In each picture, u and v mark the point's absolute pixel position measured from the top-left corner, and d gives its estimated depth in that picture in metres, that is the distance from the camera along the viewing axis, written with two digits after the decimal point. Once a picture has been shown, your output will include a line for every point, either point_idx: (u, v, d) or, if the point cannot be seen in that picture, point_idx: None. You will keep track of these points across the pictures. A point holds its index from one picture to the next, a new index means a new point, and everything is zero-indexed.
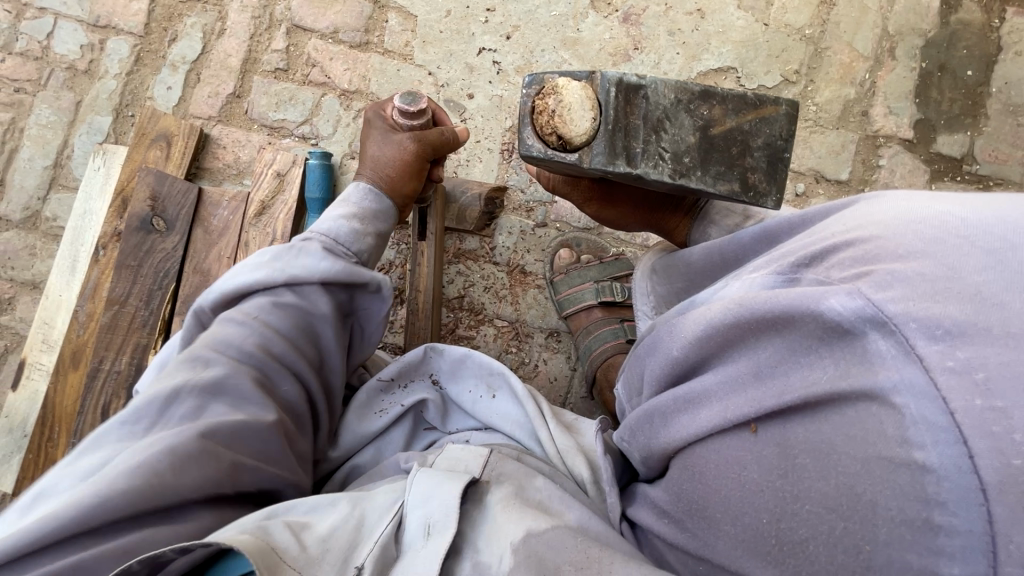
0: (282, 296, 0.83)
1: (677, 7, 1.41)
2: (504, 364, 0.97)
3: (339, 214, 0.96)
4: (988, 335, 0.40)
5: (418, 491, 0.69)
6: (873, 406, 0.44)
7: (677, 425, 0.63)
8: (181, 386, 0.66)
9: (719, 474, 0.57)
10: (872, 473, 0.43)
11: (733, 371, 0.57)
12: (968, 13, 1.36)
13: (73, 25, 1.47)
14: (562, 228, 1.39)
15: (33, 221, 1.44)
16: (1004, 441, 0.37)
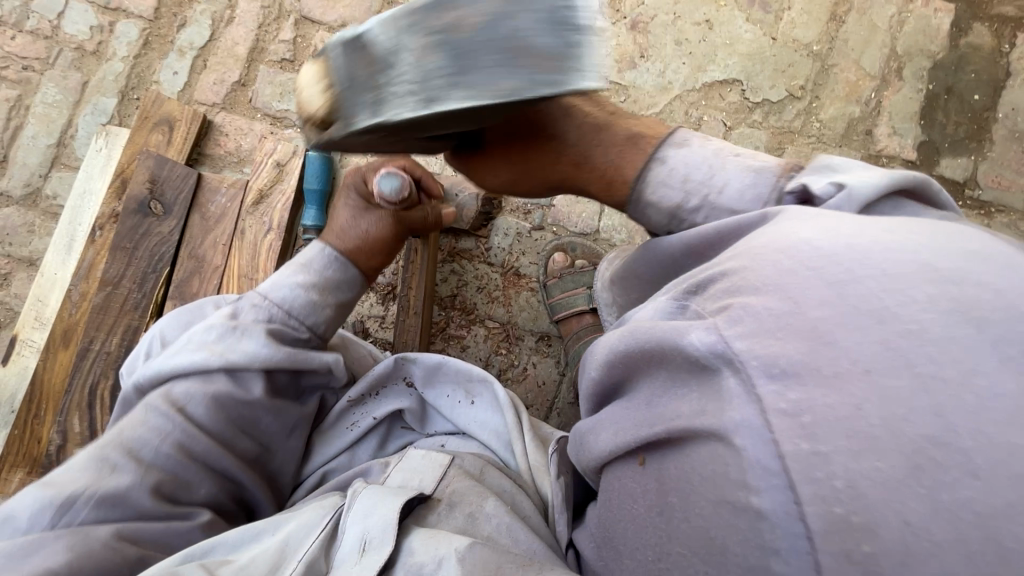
0: (215, 383, 0.81)
1: (686, 17, 1.40)
2: (484, 372, 0.97)
3: (299, 278, 0.92)
4: (816, 375, 0.38)
5: (356, 510, 0.70)
6: (719, 446, 0.42)
7: (590, 448, 0.60)
8: (80, 494, 0.66)
9: (619, 505, 0.55)
10: (721, 516, 0.41)
11: (629, 400, 0.54)
12: (978, 37, 1.36)
13: (85, 7, 1.48)
14: (558, 232, 1.38)
15: (33, 198, 1.45)
16: (825, 488, 0.36)
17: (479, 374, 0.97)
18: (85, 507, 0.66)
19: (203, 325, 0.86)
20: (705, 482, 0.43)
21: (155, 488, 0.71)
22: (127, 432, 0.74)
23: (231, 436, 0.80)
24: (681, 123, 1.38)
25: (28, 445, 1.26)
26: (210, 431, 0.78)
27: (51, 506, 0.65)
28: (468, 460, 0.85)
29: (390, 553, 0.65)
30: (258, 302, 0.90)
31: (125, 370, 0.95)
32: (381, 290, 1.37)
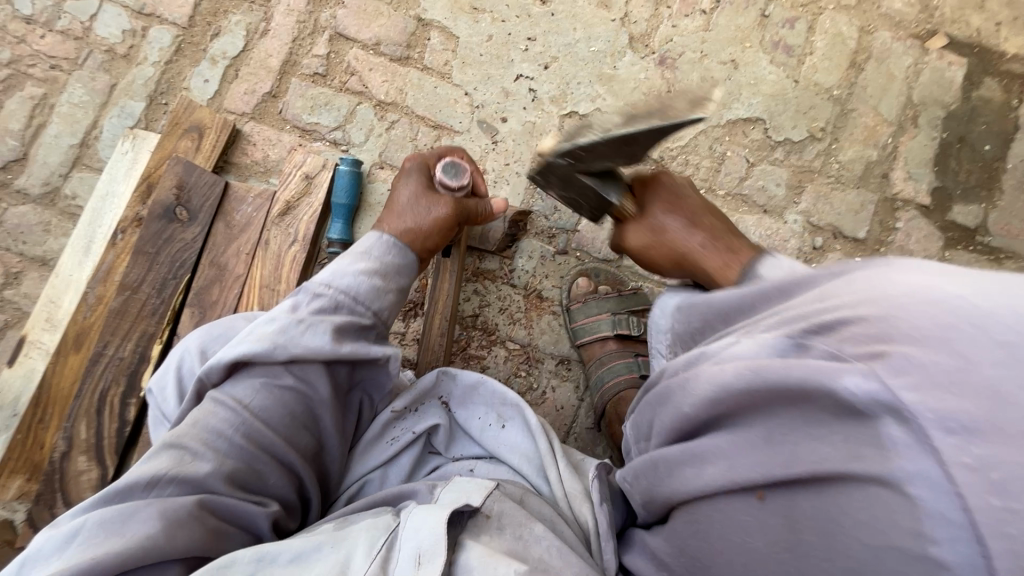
0: (282, 378, 0.83)
1: (713, 56, 1.45)
2: (519, 396, 0.99)
3: (361, 268, 0.95)
4: (1006, 434, 0.38)
5: (410, 526, 0.69)
6: (883, 492, 0.44)
7: (680, 478, 0.62)
8: (163, 475, 0.68)
9: (724, 536, 0.56)
10: (880, 560, 0.43)
11: (743, 434, 0.56)
12: (988, 91, 1.42)
13: (118, 11, 1.48)
14: (581, 257, 1.39)
15: (51, 197, 1.43)
16: (1020, 544, 0.36)
17: (513, 399, 0.98)
18: (168, 486, 0.67)
19: (265, 318, 0.87)
20: (860, 527, 0.45)
21: (229, 476, 0.72)
22: (201, 420, 0.76)
23: (295, 426, 0.82)
24: (705, 156, 1.41)
25: (31, 450, 1.24)
26: (273, 424, 0.79)
27: (139, 486, 0.66)
28: (508, 484, 0.83)
29: (445, 567, 0.64)
30: (320, 293, 0.91)
31: (153, 386, 0.91)
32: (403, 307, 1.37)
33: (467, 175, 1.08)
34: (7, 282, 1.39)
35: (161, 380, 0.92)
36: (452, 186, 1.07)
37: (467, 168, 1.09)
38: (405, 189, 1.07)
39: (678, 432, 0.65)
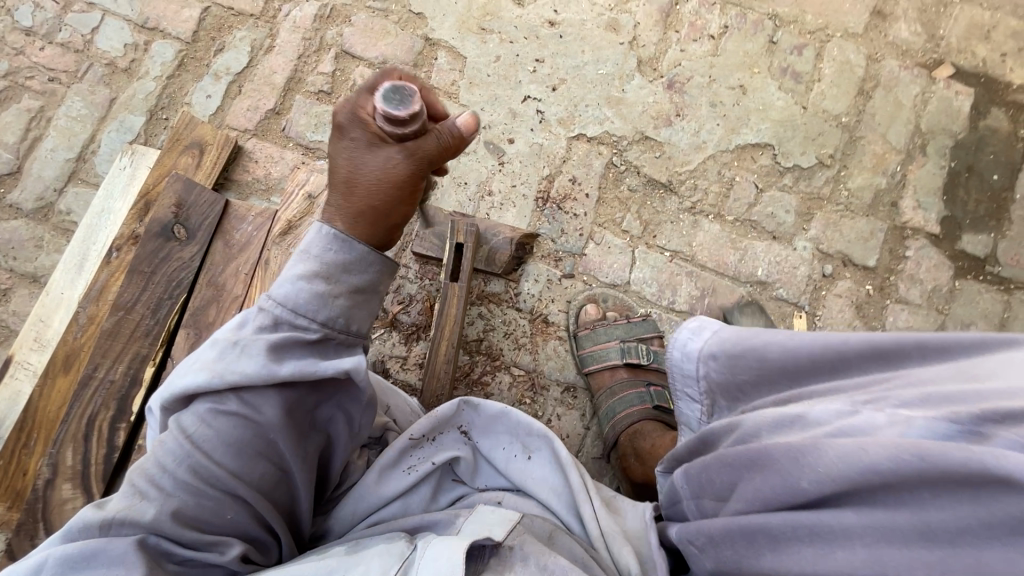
0: (225, 404, 0.69)
1: (721, 81, 1.44)
2: (545, 427, 0.97)
3: (300, 271, 0.74)
4: None
5: (426, 554, 0.69)
6: None
7: (791, 555, 0.55)
8: (115, 518, 0.63)
9: None
10: None
11: (895, 522, 0.50)
12: (995, 121, 1.43)
13: (121, 24, 1.46)
14: (588, 282, 1.36)
15: (45, 212, 1.39)
16: None
17: (540, 430, 0.96)
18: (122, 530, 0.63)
19: (209, 339, 0.73)
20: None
21: (178, 513, 0.65)
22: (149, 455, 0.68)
23: (251, 458, 0.70)
24: (714, 182, 1.40)
25: (14, 477, 1.19)
26: (221, 455, 0.68)
27: (94, 526, 0.63)
28: (536, 520, 0.82)
29: None
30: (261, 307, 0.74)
31: None
32: (406, 330, 1.34)
33: (418, 100, 0.76)
34: None
35: None
36: (399, 122, 0.75)
37: (413, 92, 0.77)
38: (344, 152, 0.80)
39: (782, 504, 0.57)
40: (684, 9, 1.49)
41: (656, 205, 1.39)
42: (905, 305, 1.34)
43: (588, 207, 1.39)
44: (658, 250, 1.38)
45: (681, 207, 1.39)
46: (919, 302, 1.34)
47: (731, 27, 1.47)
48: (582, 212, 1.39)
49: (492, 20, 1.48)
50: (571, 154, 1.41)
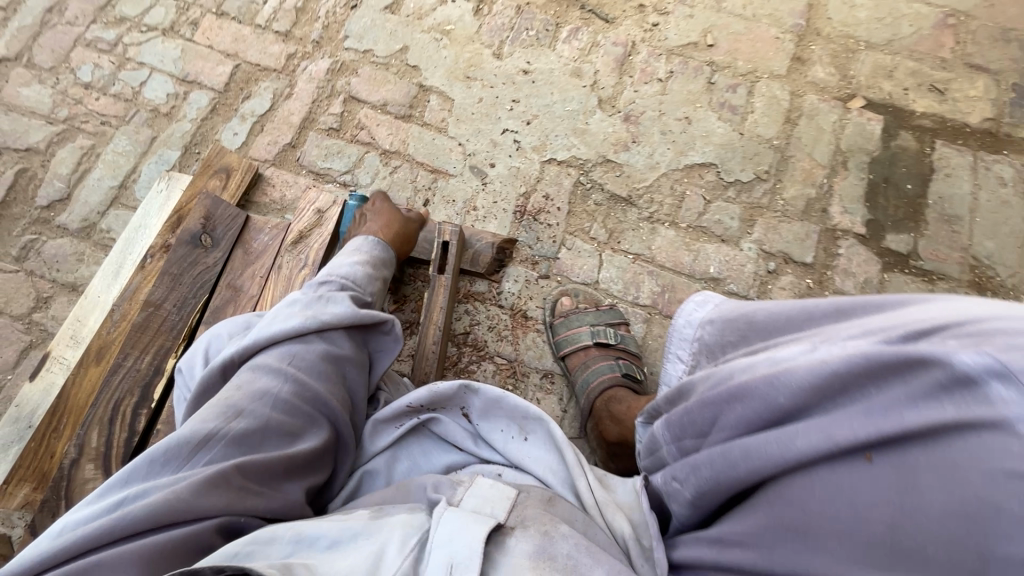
0: (313, 342, 1.08)
1: (669, 114, 1.71)
2: (540, 412, 1.10)
3: (355, 261, 1.29)
4: None
5: (441, 535, 0.81)
6: (995, 432, 0.53)
7: (762, 454, 0.69)
8: (214, 433, 0.86)
9: (828, 499, 0.63)
10: (998, 483, 0.52)
11: (841, 410, 0.65)
12: (904, 141, 1.67)
13: (165, 78, 1.74)
14: (561, 281, 1.55)
15: (88, 231, 1.60)
16: None
17: (535, 414, 1.09)
18: (217, 443, 0.85)
19: (290, 304, 1.14)
20: (976, 464, 0.54)
21: (271, 421, 0.92)
22: (249, 383, 0.97)
23: (329, 382, 1.04)
24: (667, 196, 1.62)
25: (40, 459, 1.31)
26: (312, 375, 1.02)
27: (190, 443, 0.84)
28: (534, 491, 0.97)
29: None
30: (325, 283, 1.22)
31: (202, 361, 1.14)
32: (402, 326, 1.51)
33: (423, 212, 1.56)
34: (38, 306, 1.52)
35: (215, 347, 1.15)
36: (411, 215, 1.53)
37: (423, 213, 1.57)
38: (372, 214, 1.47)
39: (761, 419, 0.72)
40: (636, 59, 1.79)
41: (619, 216, 1.61)
42: (841, 295, 1.52)
43: (560, 218, 1.61)
44: (622, 254, 1.57)
45: (640, 217, 1.61)
46: (854, 292, 1.52)
47: (676, 72, 1.77)
48: (555, 222, 1.60)
49: (476, 71, 1.77)
50: (544, 175, 1.65)
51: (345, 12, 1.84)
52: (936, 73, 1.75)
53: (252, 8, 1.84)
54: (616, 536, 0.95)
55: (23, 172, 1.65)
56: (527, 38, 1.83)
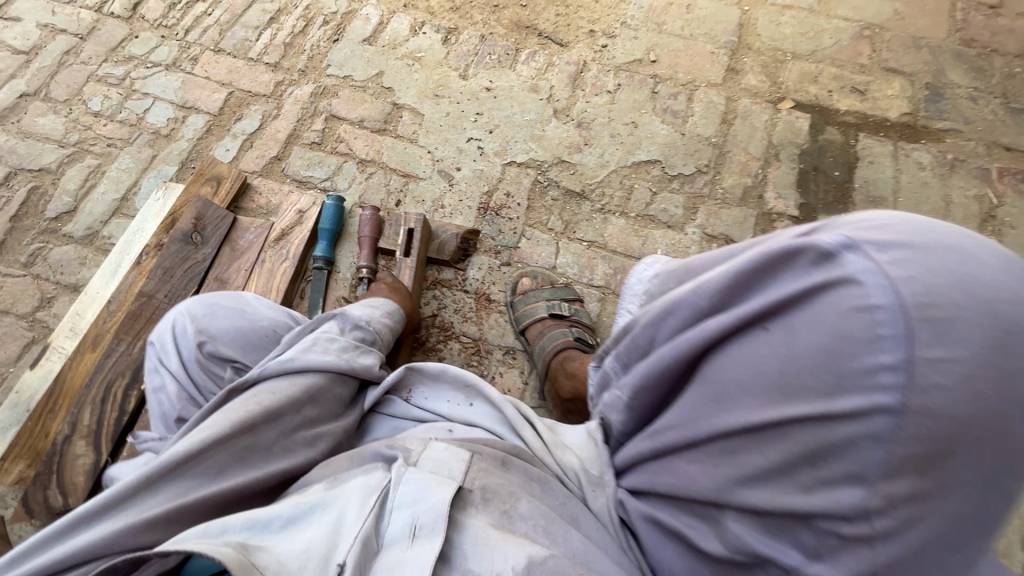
0: (337, 387, 1.05)
1: (617, 120, 1.90)
2: (476, 377, 1.10)
3: (385, 315, 1.28)
4: (900, 240, 0.61)
5: (404, 495, 0.84)
6: (844, 281, 0.62)
7: (679, 345, 0.77)
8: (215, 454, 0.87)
9: (730, 368, 0.70)
10: (848, 319, 0.60)
11: (737, 295, 0.73)
12: (831, 135, 1.85)
13: (166, 105, 1.95)
14: (522, 267, 1.68)
15: (91, 238, 1.76)
16: (918, 290, 0.57)
17: (470, 379, 1.09)
18: (216, 463, 0.87)
19: (327, 338, 1.09)
20: (832, 307, 0.62)
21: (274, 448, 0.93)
22: (253, 404, 0.94)
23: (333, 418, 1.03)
24: (617, 190, 1.78)
25: (36, 437, 1.40)
26: (325, 414, 1.01)
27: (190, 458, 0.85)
28: (487, 451, 0.95)
29: (441, 547, 0.79)
30: (358, 332, 1.17)
31: (176, 350, 1.09)
32: None
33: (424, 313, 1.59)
34: (41, 305, 1.66)
35: (190, 341, 1.09)
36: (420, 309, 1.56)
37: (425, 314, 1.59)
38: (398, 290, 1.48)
39: (681, 319, 0.80)
40: (587, 75, 2.00)
41: (574, 209, 1.76)
42: None
43: (520, 212, 1.76)
44: (577, 242, 1.72)
45: (593, 209, 1.76)
46: None
47: (623, 84, 1.97)
48: (516, 216, 1.76)
49: (444, 90, 1.98)
50: (505, 176, 1.82)
51: (328, 45, 2.07)
52: (857, 76, 1.95)
53: (245, 44, 2.07)
54: (565, 469, 0.98)
55: (35, 189, 1.82)
56: (490, 61, 2.05)
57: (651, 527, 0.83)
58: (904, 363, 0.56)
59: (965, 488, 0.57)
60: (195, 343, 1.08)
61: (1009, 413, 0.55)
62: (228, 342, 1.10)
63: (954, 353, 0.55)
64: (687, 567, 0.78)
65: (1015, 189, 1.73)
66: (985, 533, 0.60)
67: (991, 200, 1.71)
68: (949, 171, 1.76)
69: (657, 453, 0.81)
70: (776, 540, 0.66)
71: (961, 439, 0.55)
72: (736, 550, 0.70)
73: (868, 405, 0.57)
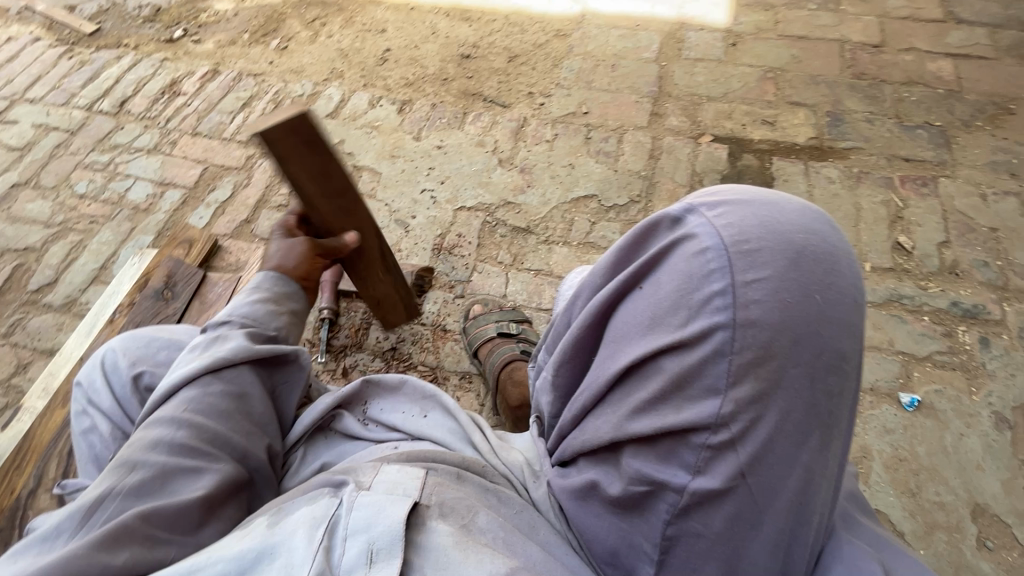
0: (209, 383, 0.97)
1: (556, 164, 2.10)
2: (435, 388, 1.16)
3: (250, 297, 1.12)
4: (723, 199, 0.74)
5: (359, 520, 0.77)
6: (686, 236, 0.73)
7: (579, 320, 0.86)
8: (108, 493, 0.80)
9: (618, 327, 0.79)
10: (690, 263, 0.71)
11: (617, 269, 0.83)
12: (747, 161, 2.05)
13: (146, 183, 2.14)
14: (475, 297, 1.80)
15: (69, 306, 1.86)
16: (734, 232, 0.69)
17: (431, 391, 1.15)
18: (115, 498, 0.80)
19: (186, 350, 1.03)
20: (679, 255, 0.73)
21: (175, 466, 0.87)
22: (139, 440, 0.89)
23: (234, 424, 0.97)
24: (560, 223, 1.94)
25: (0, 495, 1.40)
26: (210, 417, 0.95)
27: (80, 510, 0.78)
28: (441, 469, 0.94)
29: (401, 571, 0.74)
30: (224, 323, 1.07)
31: (108, 393, 1.13)
32: (335, 349, 1.70)
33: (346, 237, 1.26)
34: (18, 371, 1.74)
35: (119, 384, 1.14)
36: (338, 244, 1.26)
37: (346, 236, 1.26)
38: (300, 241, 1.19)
39: (584, 294, 0.89)
40: (527, 129, 2.23)
41: (521, 243, 1.91)
42: None
43: (471, 250, 1.90)
44: (525, 271, 1.84)
45: (538, 241, 1.91)
46: None
47: (560, 134, 2.20)
48: (467, 253, 1.90)
49: (399, 151, 2.19)
50: (456, 220, 1.98)
51: None
52: (765, 111, 2.19)
53: (220, 127, 2.31)
54: (512, 467, 1.01)
55: (19, 266, 1.95)
56: (440, 124, 2.28)
57: (571, 496, 0.89)
58: (730, 287, 0.67)
59: (798, 388, 0.66)
60: (124, 385, 1.13)
61: (812, 320, 0.66)
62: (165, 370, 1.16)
63: (765, 274, 0.66)
64: (607, 524, 0.83)
65: (918, 193, 1.91)
66: (825, 432, 0.68)
67: (897, 204, 1.88)
68: (856, 183, 1.94)
69: (575, 419, 0.87)
70: (667, 464, 0.73)
71: (781, 344, 0.65)
72: (635, 483, 0.76)
73: (709, 326, 0.67)
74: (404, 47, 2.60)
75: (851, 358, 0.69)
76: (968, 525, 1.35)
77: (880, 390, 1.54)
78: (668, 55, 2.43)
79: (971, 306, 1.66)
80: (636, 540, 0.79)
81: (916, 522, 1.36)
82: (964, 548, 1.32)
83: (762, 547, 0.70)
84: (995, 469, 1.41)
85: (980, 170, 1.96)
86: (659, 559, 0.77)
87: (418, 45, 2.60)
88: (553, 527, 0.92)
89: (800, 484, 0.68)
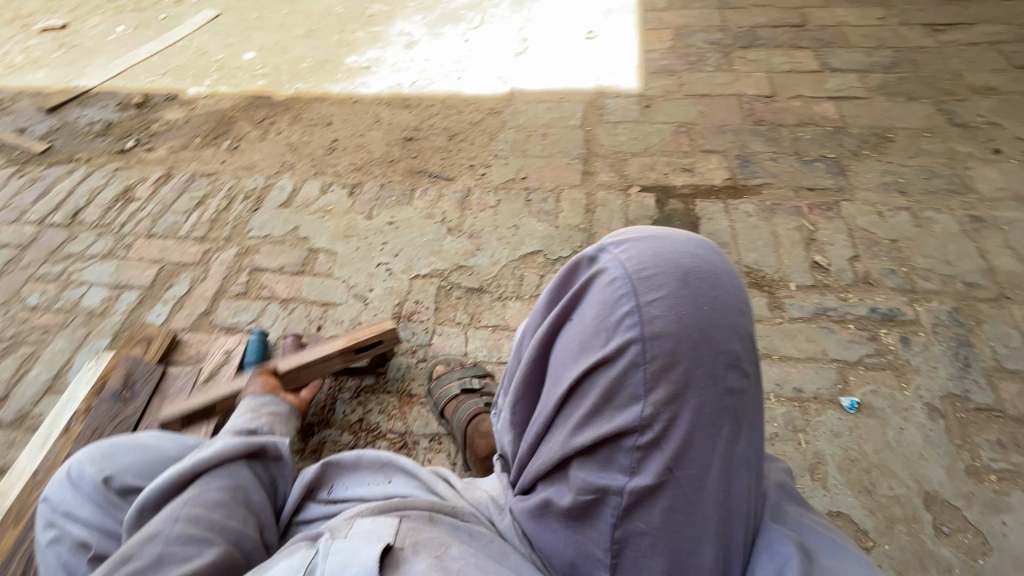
0: (209, 480, 1.04)
1: (502, 226, 2.25)
2: (392, 452, 1.16)
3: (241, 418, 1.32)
4: (626, 232, 0.83)
5: (335, 562, 0.85)
6: (598, 268, 0.81)
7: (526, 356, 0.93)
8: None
9: (557, 357, 0.87)
10: (604, 292, 0.79)
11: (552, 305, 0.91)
12: (674, 205, 2.25)
13: (101, 287, 2.16)
14: (437, 359, 1.86)
15: (21, 420, 1.82)
16: (635, 261, 0.78)
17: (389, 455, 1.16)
18: None
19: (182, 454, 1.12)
20: (595, 286, 0.81)
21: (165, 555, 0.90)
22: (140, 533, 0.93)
23: (231, 511, 1.02)
24: (511, 280, 2.06)
25: None
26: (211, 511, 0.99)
27: None
28: (411, 513, 0.97)
29: None
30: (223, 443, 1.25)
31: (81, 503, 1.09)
32: (302, 428, 1.71)
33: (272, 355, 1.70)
34: None
35: (93, 492, 1.10)
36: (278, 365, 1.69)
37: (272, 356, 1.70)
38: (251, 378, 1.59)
39: (528, 331, 0.96)
40: (472, 198, 2.40)
41: (477, 302, 2.00)
42: None
43: (430, 314, 1.98)
44: (483, 328, 1.93)
45: (493, 298, 2.01)
46: None
47: (503, 199, 2.36)
48: (426, 318, 1.97)
49: (352, 231, 2.30)
50: (412, 288, 2.07)
51: (249, 215, 2.41)
52: (683, 160, 2.43)
53: (175, 226, 2.38)
54: (480, 506, 1.04)
55: None
56: (390, 202, 2.43)
57: (530, 517, 0.93)
58: (637, 308, 0.75)
59: (704, 386, 0.74)
60: (99, 491, 1.09)
61: (706, 326, 0.74)
62: (137, 473, 1.12)
63: (663, 293, 0.75)
64: (563, 538, 0.88)
65: (825, 217, 2.13)
66: (733, 420, 0.76)
67: (809, 229, 2.09)
68: (771, 214, 2.16)
69: (532, 450, 0.93)
70: (608, 471, 0.80)
71: (684, 350, 0.74)
72: (583, 492, 0.82)
73: (624, 344, 0.75)
74: (351, 136, 2.79)
75: (747, 356, 0.77)
76: (924, 513, 1.43)
77: (822, 397, 1.65)
78: (592, 121, 2.69)
79: (888, 310, 1.83)
80: (590, 549, 0.85)
81: (877, 519, 1.42)
82: (925, 537, 1.39)
83: (702, 531, 0.77)
84: (937, 456, 1.52)
85: (874, 192, 2.22)
86: (612, 563, 0.82)
87: (364, 134, 2.80)
88: (523, 553, 0.96)
89: (722, 472, 0.76)
